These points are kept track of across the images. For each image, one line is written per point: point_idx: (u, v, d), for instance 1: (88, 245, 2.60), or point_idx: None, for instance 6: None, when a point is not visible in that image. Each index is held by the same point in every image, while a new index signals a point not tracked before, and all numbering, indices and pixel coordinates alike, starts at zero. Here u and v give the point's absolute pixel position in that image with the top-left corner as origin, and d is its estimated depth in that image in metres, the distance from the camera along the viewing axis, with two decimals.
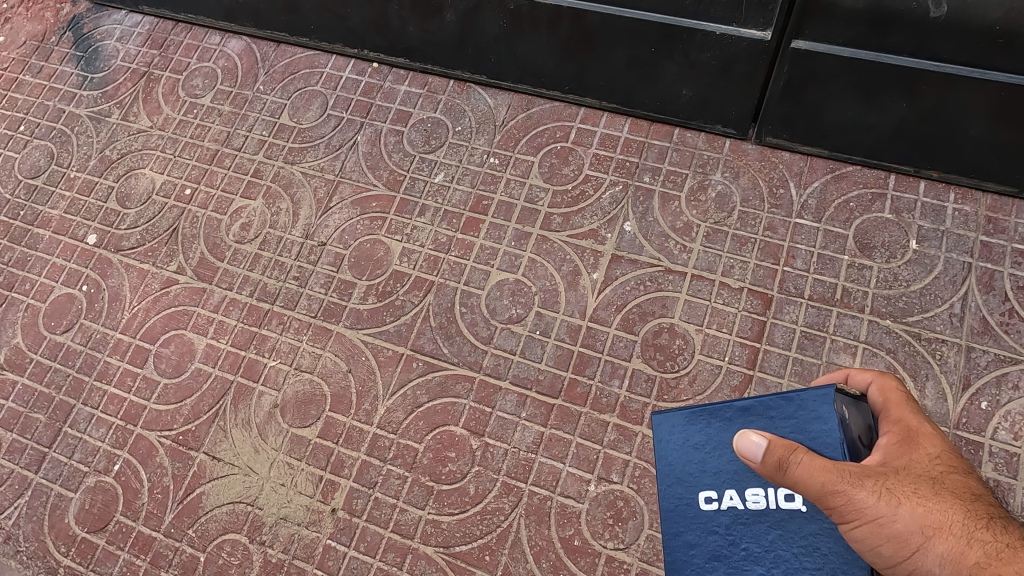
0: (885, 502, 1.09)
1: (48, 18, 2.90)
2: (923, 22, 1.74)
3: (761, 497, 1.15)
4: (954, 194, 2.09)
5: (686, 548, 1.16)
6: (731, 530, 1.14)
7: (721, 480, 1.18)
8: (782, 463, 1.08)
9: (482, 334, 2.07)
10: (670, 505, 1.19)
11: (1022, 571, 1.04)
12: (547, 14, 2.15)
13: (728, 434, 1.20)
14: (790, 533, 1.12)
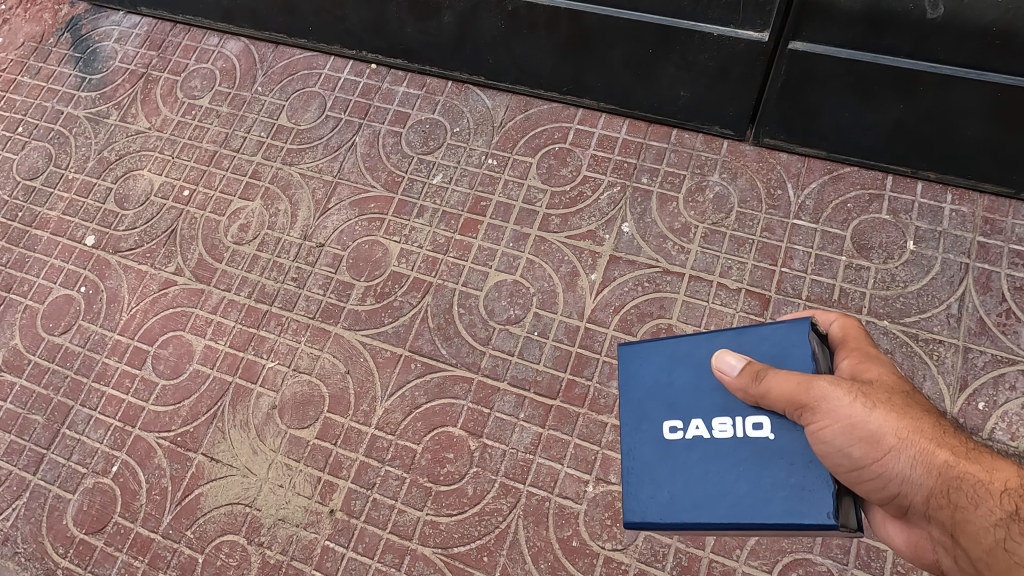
0: (859, 406, 1.17)
1: (46, 19, 2.90)
2: (920, 24, 1.74)
3: (727, 427, 1.21)
4: (951, 194, 2.10)
5: (649, 476, 1.24)
6: (693, 457, 1.22)
7: (687, 411, 1.25)
8: (757, 374, 1.17)
9: (481, 334, 2.07)
10: (637, 435, 1.28)
11: (986, 466, 1.13)
12: (545, 15, 2.15)
13: (698, 366, 1.28)
14: (753, 461, 1.18)
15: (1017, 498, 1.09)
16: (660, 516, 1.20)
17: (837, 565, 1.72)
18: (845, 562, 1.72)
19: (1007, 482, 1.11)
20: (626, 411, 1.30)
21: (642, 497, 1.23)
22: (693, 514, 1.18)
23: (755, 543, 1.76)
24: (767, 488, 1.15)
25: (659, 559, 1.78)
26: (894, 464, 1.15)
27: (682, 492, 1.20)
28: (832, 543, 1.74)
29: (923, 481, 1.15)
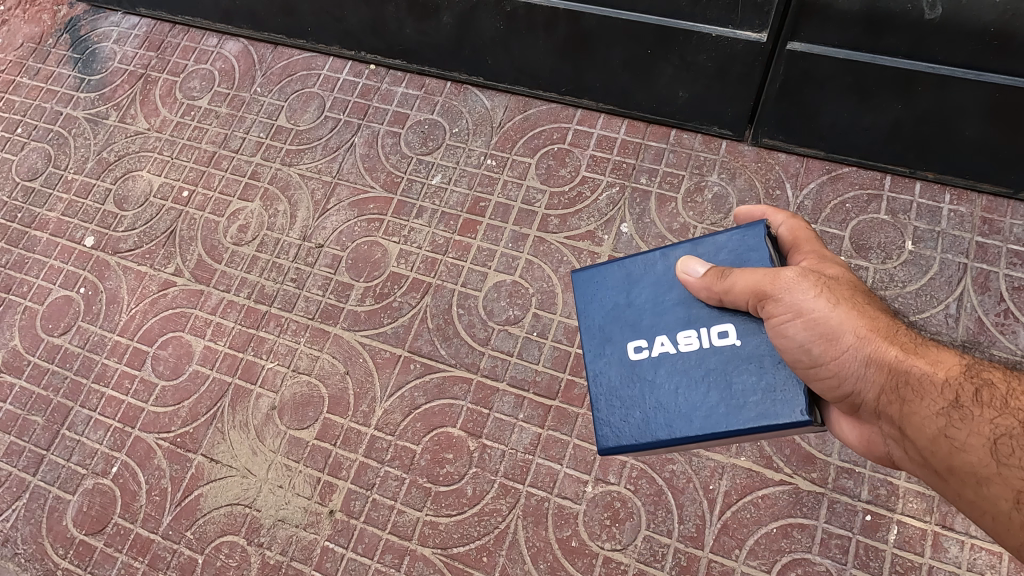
0: (821, 301, 1.23)
1: (45, 20, 2.90)
2: (918, 24, 1.74)
3: (692, 340, 1.28)
4: (949, 194, 2.11)
5: (619, 399, 1.31)
6: (661, 374, 1.28)
7: (651, 330, 1.32)
8: (725, 271, 1.22)
9: (480, 335, 2.07)
10: (605, 359, 1.34)
11: (935, 358, 1.21)
12: (544, 15, 2.15)
13: (657, 284, 1.35)
14: (720, 371, 1.24)
15: (959, 387, 1.17)
16: (634, 435, 1.28)
17: (836, 565, 1.73)
18: (843, 561, 1.73)
19: (951, 372, 1.19)
20: (590, 339, 1.37)
21: (615, 420, 1.30)
22: (666, 428, 1.25)
23: (754, 543, 1.77)
24: (737, 394, 1.22)
25: (658, 559, 1.78)
26: (849, 360, 1.22)
27: (653, 410, 1.27)
28: (831, 542, 1.75)
29: (875, 376, 1.22)
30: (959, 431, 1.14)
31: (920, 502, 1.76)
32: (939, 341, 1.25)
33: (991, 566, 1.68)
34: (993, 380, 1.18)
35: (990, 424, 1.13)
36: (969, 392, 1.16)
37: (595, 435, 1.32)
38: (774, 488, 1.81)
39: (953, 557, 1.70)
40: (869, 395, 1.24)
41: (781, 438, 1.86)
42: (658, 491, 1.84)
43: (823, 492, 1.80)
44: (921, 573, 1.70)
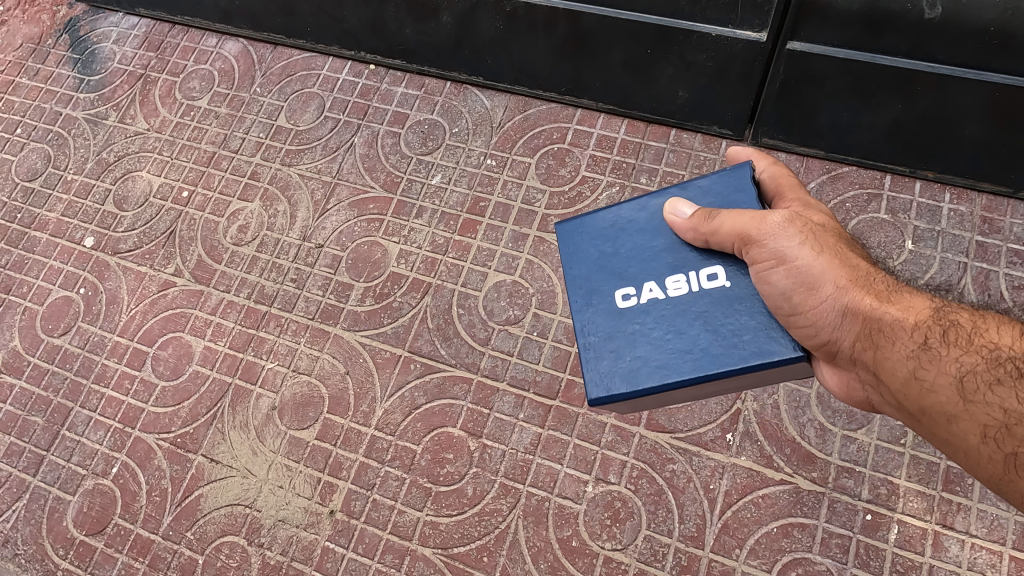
0: (803, 249, 1.23)
1: (44, 20, 2.90)
2: (918, 24, 1.74)
3: (681, 285, 1.26)
4: (949, 194, 2.10)
5: (609, 348, 1.27)
6: (651, 320, 1.25)
7: (638, 277, 1.29)
8: (712, 213, 1.22)
9: (480, 335, 2.07)
10: (593, 308, 1.30)
11: (909, 303, 1.21)
12: (544, 15, 2.15)
13: (642, 232, 1.33)
14: (711, 313, 1.22)
15: (927, 330, 1.18)
16: (626, 382, 1.23)
17: (836, 564, 1.73)
18: (844, 561, 1.73)
19: (919, 315, 1.19)
20: (575, 290, 1.33)
21: (605, 369, 1.26)
22: (658, 373, 1.22)
23: (755, 542, 1.77)
24: (729, 335, 1.20)
25: (659, 558, 1.78)
26: (824, 310, 1.22)
27: (644, 356, 1.24)
28: (831, 541, 1.75)
29: (847, 325, 1.23)
30: (929, 372, 1.16)
31: (921, 501, 1.76)
32: (908, 284, 1.26)
33: (992, 565, 1.68)
34: (961, 319, 1.19)
35: (957, 363, 1.14)
36: (937, 334, 1.17)
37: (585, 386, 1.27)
38: (774, 488, 1.81)
39: (953, 556, 1.70)
40: (843, 343, 1.24)
41: (781, 437, 1.86)
42: (659, 491, 1.84)
43: (823, 491, 1.80)
44: (921, 572, 1.70)
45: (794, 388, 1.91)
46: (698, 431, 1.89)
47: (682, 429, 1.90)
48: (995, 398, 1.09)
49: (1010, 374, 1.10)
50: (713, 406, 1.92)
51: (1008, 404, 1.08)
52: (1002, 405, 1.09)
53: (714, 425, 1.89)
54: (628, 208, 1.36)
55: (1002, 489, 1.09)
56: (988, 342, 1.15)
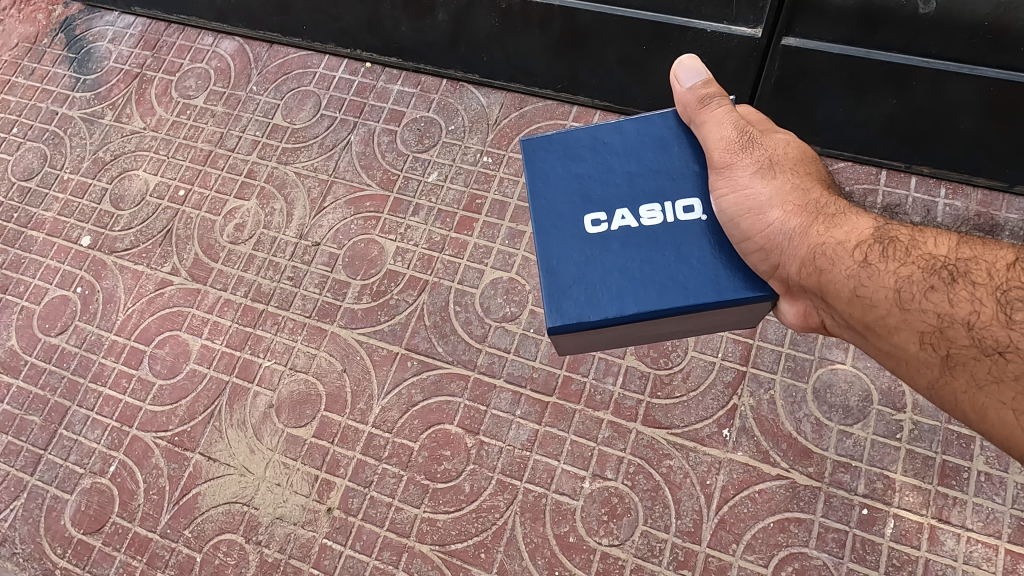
0: (755, 178, 1.24)
1: (40, 20, 2.90)
2: (912, 19, 1.75)
3: (656, 214, 1.24)
4: (945, 188, 2.10)
5: (573, 274, 1.21)
6: (620, 248, 1.22)
7: (610, 205, 1.26)
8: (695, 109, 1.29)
9: (477, 332, 2.07)
10: (558, 233, 1.25)
11: (853, 225, 1.22)
12: (539, 12, 2.16)
13: (616, 158, 1.30)
14: (684, 248, 1.21)
15: (868, 248, 1.18)
16: (592, 310, 1.18)
17: (833, 559, 1.73)
18: (841, 555, 1.73)
19: (860, 235, 1.20)
20: (541, 211, 1.28)
21: (570, 296, 1.20)
22: (627, 303, 1.18)
23: (752, 537, 1.77)
24: (701, 268, 1.20)
25: (656, 554, 1.78)
26: (773, 235, 1.20)
27: (612, 285, 1.20)
28: (828, 536, 1.75)
29: (794, 249, 1.21)
30: (871, 287, 1.15)
31: (917, 496, 1.77)
32: (850, 204, 1.26)
33: (988, 559, 1.69)
34: (900, 234, 1.20)
35: (897, 276, 1.14)
36: (877, 251, 1.17)
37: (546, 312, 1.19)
38: (771, 483, 1.82)
39: (950, 550, 1.70)
40: (790, 269, 1.20)
41: (777, 432, 1.87)
42: (656, 486, 1.85)
43: (819, 486, 1.80)
44: (918, 567, 1.70)
45: (791, 383, 1.92)
46: (694, 426, 1.90)
47: (679, 425, 1.90)
48: (930, 305, 1.11)
49: (944, 280, 1.13)
50: (710, 402, 1.92)
51: (943, 309, 1.10)
52: (936, 311, 1.10)
53: (711, 421, 1.90)
54: (603, 130, 1.32)
55: (937, 393, 1.11)
56: (924, 252, 1.17)
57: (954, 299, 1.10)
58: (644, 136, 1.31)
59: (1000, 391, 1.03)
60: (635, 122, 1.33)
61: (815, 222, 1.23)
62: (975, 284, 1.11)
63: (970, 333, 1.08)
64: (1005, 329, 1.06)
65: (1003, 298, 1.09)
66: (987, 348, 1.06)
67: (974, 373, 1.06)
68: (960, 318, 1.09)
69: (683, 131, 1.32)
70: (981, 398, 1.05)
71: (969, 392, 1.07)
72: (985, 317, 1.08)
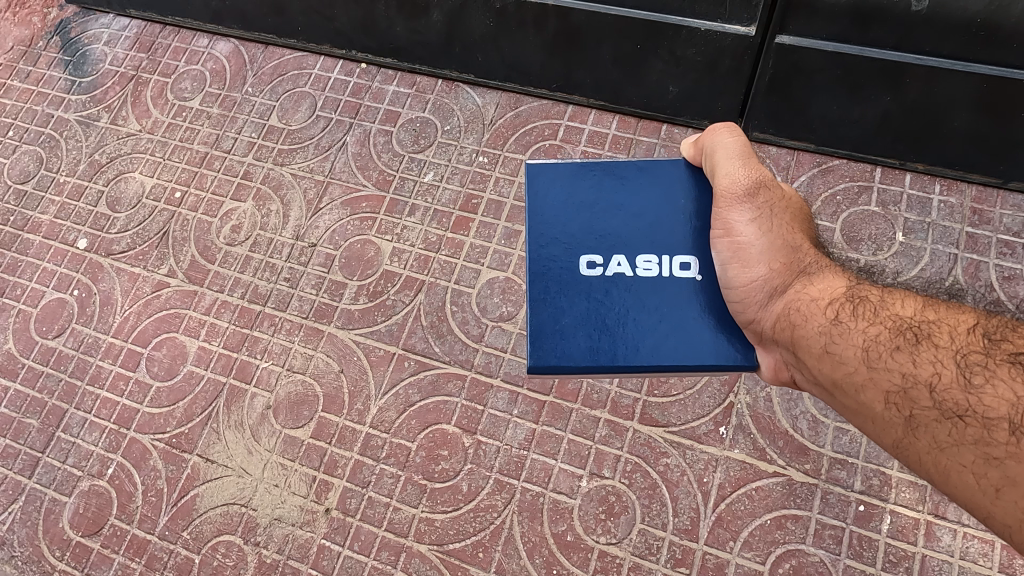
0: (751, 225, 1.27)
1: (35, 22, 2.90)
2: (905, 16, 1.77)
3: (652, 266, 1.27)
4: (939, 185, 2.10)
5: (560, 316, 1.24)
6: (612, 296, 1.25)
7: (606, 250, 1.28)
8: (709, 140, 1.34)
9: (473, 332, 2.08)
10: (551, 270, 1.28)
11: (827, 285, 1.25)
12: (534, 12, 2.17)
13: (618, 201, 1.32)
14: (677, 305, 1.24)
15: (839, 307, 1.20)
16: (575, 356, 1.21)
17: (830, 556, 1.74)
18: (837, 551, 1.74)
19: (833, 294, 1.23)
20: (538, 243, 1.30)
21: (555, 339, 1.22)
22: (610, 354, 1.20)
23: (748, 534, 1.77)
24: (690, 329, 1.23)
25: (653, 552, 1.79)
26: (755, 288, 1.24)
27: (599, 332, 1.22)
28: (824, 533, 1.76)
29: (771, 306, 1.24)
30: (840, 346, 1.17)
31: (913, 492, 1.77)
32: (832, 264, 1.29)
33: (984, 554, 1.70)
34: (871, 294, 1.22)
35: (864, 335, 1.15)
36: (848, 309, 1.20)
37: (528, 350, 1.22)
38: (767, 480, 1.82)
39: (946, 546, 1.71)
40: (766, 324, 1.25)
41: (774, 430, 1.87)
42: (653, 485, 1.85)
43: (816, 483, 1.81)
44: (915, 564, 1.70)
45: None
46: (691, 425, 1.90)
47: (676, 424, 1.91)
48: (895, 365, 1.10)
49: (908, 341, 1.12)
50: (706, 400, 1.93)
51: (907, 369, 1.09)
52: (900, 370, 1.09)
53: (707, 418, 1.90)
54: (612, 169, 1.35)
55: (903, 454, 1.08)
56: (892, 313, 1.17)
57: (918, 360, 1.09)
58: (651, 181, 1.34)
59: (960, 453, 0.99)
60: (645, 166, 1.35)
61: (791, 281, 1.27)
62: (937, 345, 1.10)
63: (932, 395, 1.05)
64: (964, 392, 1.03)
65: (963, 361, 1.07)
66: (948, 410, 1.03)
67: (935, 435, 1.03)
68: (923, 379, 1.07)
69: (691, 182, 1.34)
70: (943, 461, 1.01)
71: (931, 454, 1.03)
72: (945, 380, 1.06)
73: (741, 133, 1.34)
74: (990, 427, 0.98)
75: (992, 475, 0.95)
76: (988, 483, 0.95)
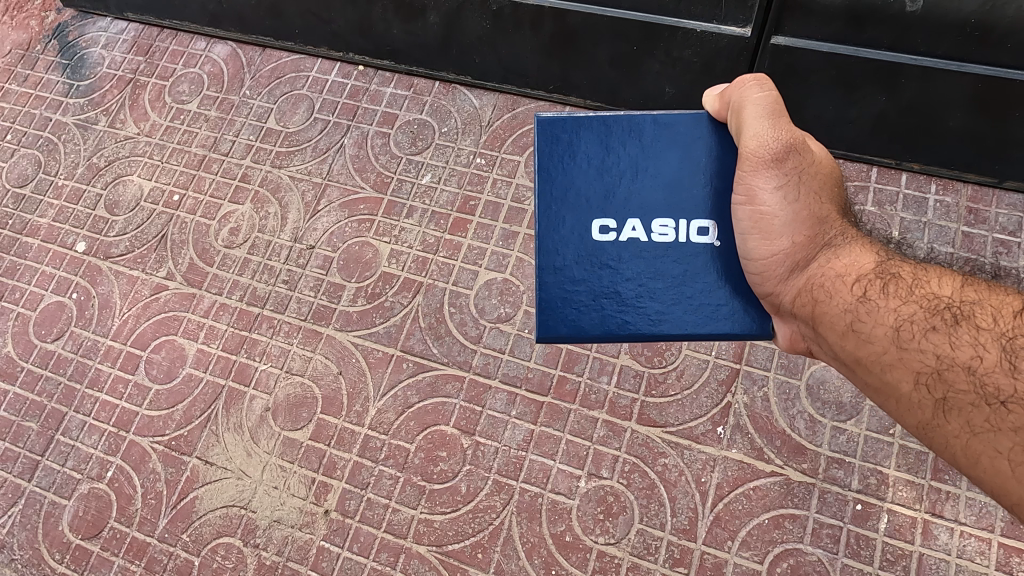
0: (776, 194, 1.25)
1: (33, 26, 2.90)
2: (900, 17, 1.78)
3: (668, 231, 1.29)
4: (935, 184, 2.11)
5: (571, 284, 1.31)
6: (623, 263, 1.30)
7: (620, 214, 1.31)
8: (736, 96, 1.28)
9: (471, 333, 2.08)
10: (564, 236, 1.32)
11: (855, 259, 1.23)
12: (529, 14, 2.18)
13: (635, 160, 1.32)
14: (694, 272, 1.28)
15: (867, 283, 1.19)
16: (585, 324, 1.30)
17: (828, 554, 1.74)
18: (835, 550, 1.74)
19: (860, 269, 1.21)
20: (550, 208, 1.34)
21: (566, 308, 1.30)
22: (620, 323, 1.28)
23: (746, 533, 1.78)
24: (702, 297, 1.28)
25: (652, 552, 1.79)
26: (776, 262, 1.24)
27: (610, 300, 1.29)
28: (823, 532, 1.77)
29: (791, 280, 1.24)
30: (868, 323, 1.15)
31: (910, 490, 1.78)
32: (861, 238, 1.27)
33: (981, 552, 1.70)
34: (902, 271, 1.21)
35: (896, 313, 1.14)
36: (877, 286, 1.18)
37: (539, 319, 1.31)
38: (765, 479, 1.83)
39: (943, 544, 1.72)
40: (785, 298, 1.25)
41: (771, 429, 1.88)
42: (651, 485, 1.86)
43: (813, 482, 1.81)
44: (912, 562, 1.71)
45: (784, 380, 1.92)
46: (689, 425, 1.91)
47: (674, 424, 1.91)
48: (929, 346, 1.09)
49: (946, 322, 1.10)
50: (704, 400, 1.93)
51: (943, 352, 1.07)
52: (935, 352, 1.08)
53: (706, 418, 1.91)
54: (631, 124, 1.33)
55: (928, 436, 1.07)
56: (927, 292, 1.15)
57: (956, 343, 1.08)
58: (671, 138, 1.32)
59: (997, 439, 0.98)
60: (667, 120, 1.33)
61: (815, 254, 1.26)
62: (979, 328, 1.08)
63: (970, 378, 1.04)
64: (1010, 378, 1.01)
65: (1007, 345, 1.05)
66: (988, 396, 1.02)
67: (970, 419, 1.02)
68: (961, 362, 1.06)
69: (714, 138, 1.32)
70: (976, 445, 1.00)
71: (962, 438, 1.02)
72: (987, 364, 1.04)
73: (772, 87, 1.28)
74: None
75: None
76: None
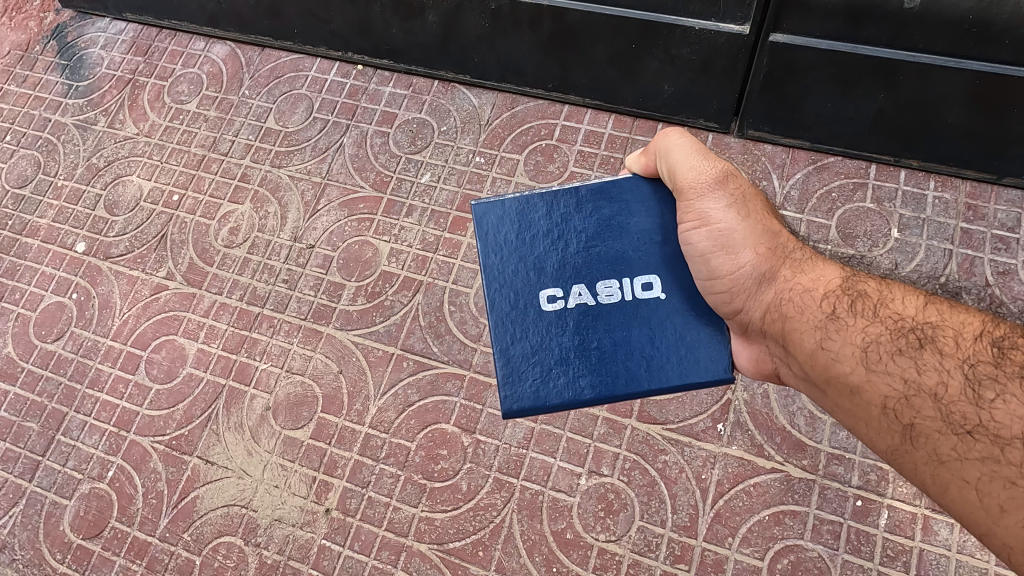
0: (727, 212, 1.32)
1: (32, 27, 2.90)
2: (898, 13, 1.77)
3: (614, 291, 1.34)
4: (933, 181, 2.12)
5: (528, 356, 1.32)
6: (575, 328, 1.33)
7: (566, 282, 1.35)
8: (662, 144, 1.38)
9: (471, 331, 2.08)
10: (515, 310, 1.35)
11: (817, 276, 1.29)
12: (527, 13, 2.18)
13: (573, 227, 1.38)
14: (648, 326, 1.32)
15: (836, 300, 1.24)
16: (547, 395, 1.30)
17: (828, 551, 1.75)
18: (836, 546, 1.75)
19: (828, 287, 1.27)
20: (497, 285, 1.37)
21: (528, 380, 1.31)
22: (582, 389, 1.30)
23: (747, 530, 1.78)
24: (656, 353, 1.31)
25: (653, 549, 1.79)
26: (740, 277, 1.30)
27: (568, 367, 1.31)
28: (822, 528, 1.77)
29: (760, 295, 1.30)
30: (836, 342, 1.20)
31: (910, 486, 1.78)
32: (825, 255, 1.33)
33: (981, 548, 1.70)
34: (868, 289, 1.25)
35: (863, 332, 1.18)
36: (845, 304, 1.23)
37: (501, 393, 1.32)
38: (765, 476, 1.83)
39: (944, 540, 1.72)
40: (753, 314, 1.31)
41: (771, 426, 1.88)
42: (651, 482, 1.86)
43: (814, 478, 1.82)
44: (912, 558, 1.71)
45: None
46: (689, 422, 1.91)
47: (674, 421, 1.92)
48: (897, 369, 1.12)
49: (911, 344, 1.14)
50: (704, 397, 1.93)
51: (909, 376, 1.11)
52: (902, 376, 1.11)
53: (705, 416, 1.91)
54: (562, 197, 1.40)
55: (897, 459, 1.10)
56: (893, 312, 1.20)
57: (921, 367, 1.11)
58: (603, 204, 1.39)
59: (964, 468, 1.00)
60: (595, 188, 1.40)
61: (785, 267, 1.31)
62: (942, 352, 1.12)
63: (936, 405, 1.07)
64: (974, 406, 1.04)
65: (970, 372, 1.08)
66: (956, 425, 1.04)
67: (938, 447, 1.04)
68: (927, 388, 1.09)
69: (645, 198, 1.39)
70: (945, 474, 1.03)
71: (931, 465, 1.04)
72: (952, 391, 1.07)
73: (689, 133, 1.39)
74: (1001, 446, 0.99)
75: (1000, 494, 0.96)
76: (993, 502, 0.96)
